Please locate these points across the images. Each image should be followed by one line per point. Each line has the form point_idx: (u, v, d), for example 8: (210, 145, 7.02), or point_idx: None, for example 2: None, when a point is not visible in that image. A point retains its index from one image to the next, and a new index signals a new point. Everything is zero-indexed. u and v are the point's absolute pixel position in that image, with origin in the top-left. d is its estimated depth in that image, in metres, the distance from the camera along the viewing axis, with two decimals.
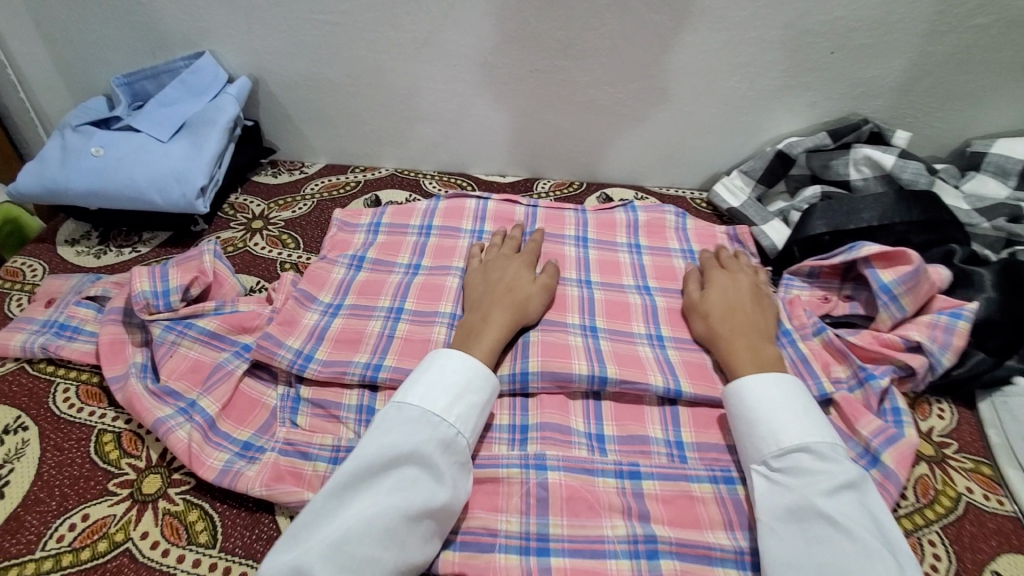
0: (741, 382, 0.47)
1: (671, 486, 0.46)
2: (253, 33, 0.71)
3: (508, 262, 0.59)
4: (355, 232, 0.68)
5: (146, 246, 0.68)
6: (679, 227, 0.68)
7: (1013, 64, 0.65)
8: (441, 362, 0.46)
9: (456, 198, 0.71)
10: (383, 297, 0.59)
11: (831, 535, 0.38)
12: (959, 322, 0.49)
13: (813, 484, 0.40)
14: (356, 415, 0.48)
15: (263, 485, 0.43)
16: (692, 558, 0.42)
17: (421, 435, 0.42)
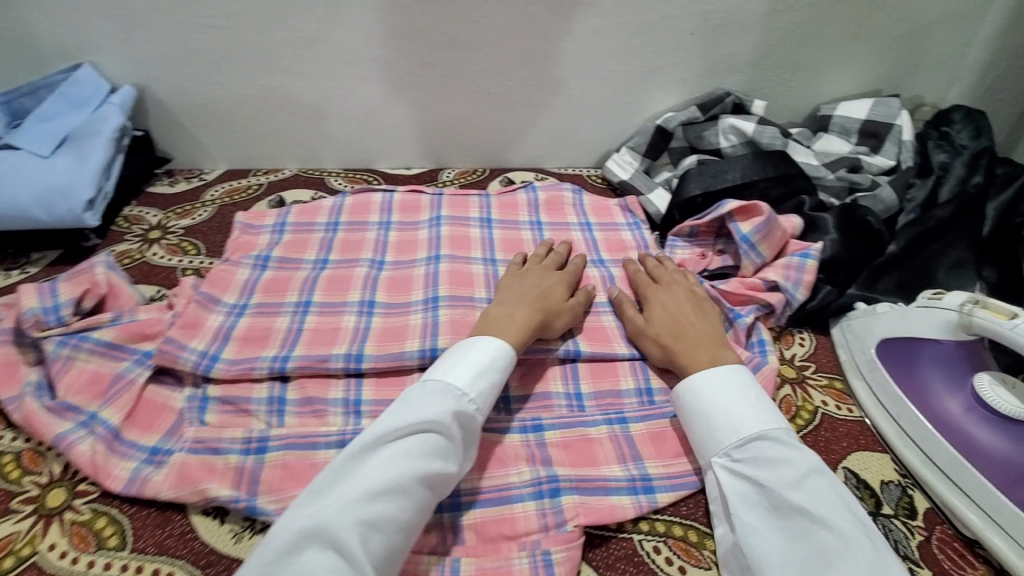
0: (691, 384, 0.46)
1: (571, 432, 0.49)
2: (133, 41, 0.69)
3: (545, 275, 0.57)
4: (260, 229, 0.67)
5: (34, 267, 0.64)
6: (576, 203, 0.73)
7: (845, 35, 0.73)
8: (473, 344, 0.47)
9: (362, 194, 0.72)
10: (290, 292, 0.59)
11: (809, 527, 0.37)
12: (807, 261, 0.57)
13: (778, 475, 0.40)
14: (266, 406, 0.49)
15: (171, 488, 0.43)
16: (590, 491, 0.45)
17: (443, 400, 0.42)
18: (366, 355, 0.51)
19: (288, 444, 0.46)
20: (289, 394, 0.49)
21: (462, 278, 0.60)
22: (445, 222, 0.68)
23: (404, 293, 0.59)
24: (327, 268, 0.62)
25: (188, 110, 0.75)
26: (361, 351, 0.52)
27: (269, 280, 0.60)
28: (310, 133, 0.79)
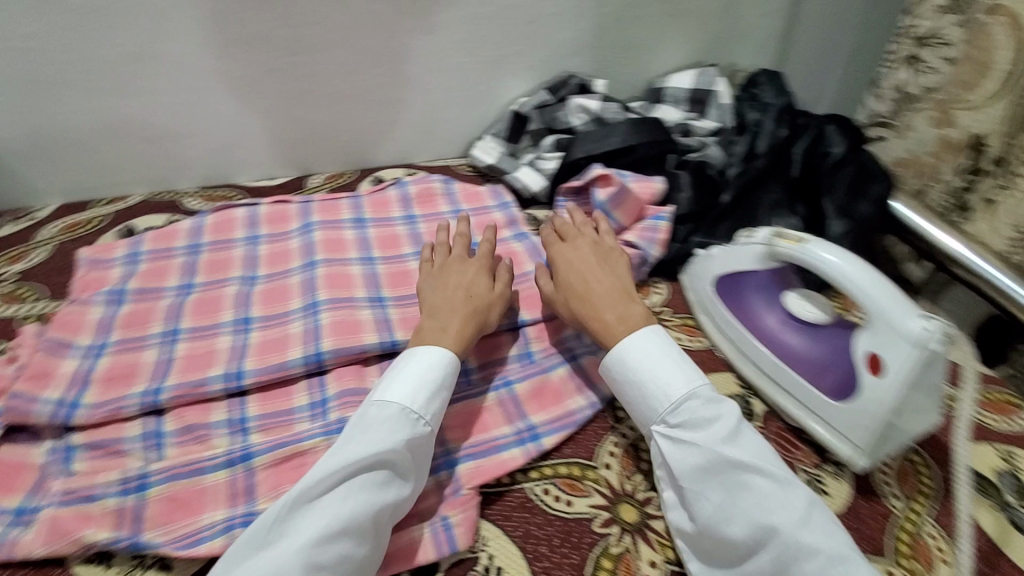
0: (622, 348, 0.50)
1: (459, 406, 0.53)
2: None
3: (460, 269, 0.58)
4: (116, 262, 0.63)
5: None
6: (446, 190, 0.74)
7: (662, 15, 0.82)
8: (414, 356, 0.49)
9: (223, 211, 0.68)
10: (152, 323, 0.56)
11: (741, 483, 0.42)
12: (658, 223, 0.65)
13: (714, 434, 0.45)
14: (142, 443, 0.47)
15: (45, 544, 0.40)
16: (483, 455, 0.49)
17: (399, 433, 0.44)
18: (246, 371, 0.51)
19: (169, 476, 0.45)
20: (167, 421, 0.49)
21: (338, 281, 0.59)
22: (317, 227, 0.67)
23: (280, 304, 0.58)
24: (192, 292, 0.59)
25: (0, 141, 0.68)
26: (241, 368, 0.51)
27: (127, 313, 0.56)
28: (154, 154, 0.73)
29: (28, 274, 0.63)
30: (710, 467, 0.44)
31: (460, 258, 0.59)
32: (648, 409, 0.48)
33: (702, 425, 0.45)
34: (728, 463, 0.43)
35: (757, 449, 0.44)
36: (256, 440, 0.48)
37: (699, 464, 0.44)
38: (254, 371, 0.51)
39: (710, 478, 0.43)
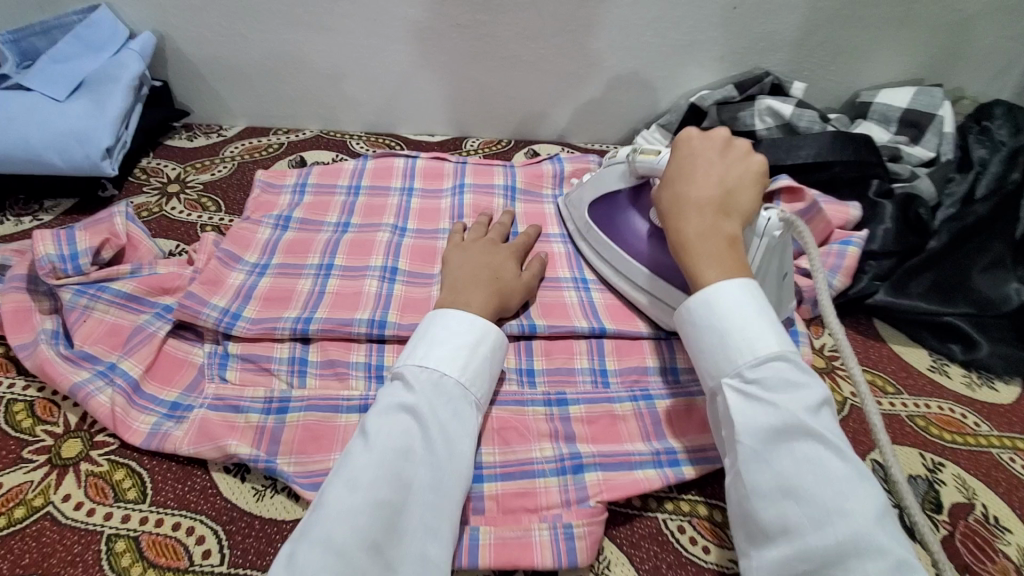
0: (707, 292, 0.46)
1: (680, 402, 0.54)
2: (532, 7, 0.77)
3: (494, 251, 0.62)
4: (544, 203, 0.79)
5: (395, 193, 0.77)
6: (838, 253, 0.65)
7: None
8: (433, 321, 0.50)
9: (581, 163, 0.83)
10: (562, 269, 0.67)
11: (821, 461, 0.38)
12: (847, 249, 0.65)
13: (799, 401, 0.40)
14: (517, 374, 0.56)
15: None
16: (705, 458, 0.50)
17: (431, 401, 0.44)
18: (610, 370, 0.57)
19: (508, 403, 0.53)
20: (534, 346, 0.58)
21: None
22: (597, 289, 0.65)
23: (631, 321, 0.60)
24: (591, 289, 0.64)
25: (534, 57, 0.83)
26: (605, 367, 0.57)
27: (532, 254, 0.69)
28: None
29: (476, 188, 0.78)
30: (776, 433, 0.39)
31: (494, 244, 0.64)
32: (723, 360, 0.44)
33: (832, 480, 0.37)
34: (810, 449, 0.38)
35: (861, 501, 0.36)
36: (583, 448, 0.50)
37: (772, 428, 0.40)
38: (614, 389, 0.56)
39: (819, 533, 0.36)
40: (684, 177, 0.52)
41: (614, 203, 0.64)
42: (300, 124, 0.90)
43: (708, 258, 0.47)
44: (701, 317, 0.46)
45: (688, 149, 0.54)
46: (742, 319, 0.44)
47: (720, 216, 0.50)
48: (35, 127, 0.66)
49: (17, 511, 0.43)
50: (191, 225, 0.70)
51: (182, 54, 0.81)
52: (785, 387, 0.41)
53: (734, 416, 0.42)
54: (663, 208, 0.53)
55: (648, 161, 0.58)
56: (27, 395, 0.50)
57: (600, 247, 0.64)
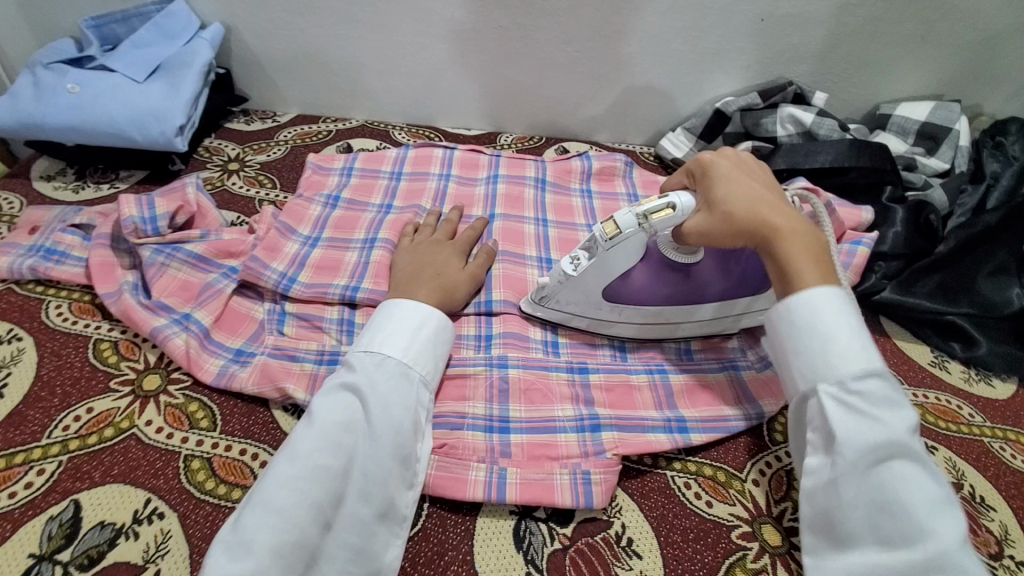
0: (812, 302, 0.47)
1: (693, 377, 0.59)
2: (570, 12, 0.83)
3: (438, 249, 0.65)
4: (571, 196, 0.84)
5: (433, 180, 0.83)
6: (847, 252, 0.69)
7: None
8: (386, 310, 0.54)
9: (608, 160, 0.88)
10: None
11: (912, 479, 0.41)
12: (856, 248, 0.69)
13: (896, 418, 0.43)
14: (542, 344, 0.61)
15: (484, 399, 0.55)
16: (713, 426, 0.55)
17: (372, 380, 0.48)
18: (628, 346, 0.62)
19: (533, 367, 0.58)
20: (559, 321, 0.63)
21: None
22: None
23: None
24: None
25: (569, 59, 0.88)
26: (623, 344, 0.63)
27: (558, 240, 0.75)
28: None
29: (508, 179, 0.84)
30: (878, 447, 0.42)
31: (438, 241, 0.67)
32: (824, 368, 0.45)
33: (923, 499, 0.40)
34: (900, 466, 0.41)
35: (950, 522, 0.40)
36: (601, 411, 0.55)
37: (871, 441, 0.42)
38: (632, 363, 0.61)
39: (908, 548, 0.39)
40: (740, 179, 0.53)
41: (624, 279, 0.56)
42: (347, 114, 0.97)
43: (803, 253, 0.49)
44: (802, 322, 0.47)
45: (730, 165, 0.54)
46: (849, 333, 0.45)
47: (785, 210, 0.52)
48: (119, 104, 0.73)
49: (107, 430, 0.50)
50: (250, 199, 0.77)
51: (246, 45, 0.88)
52: (883, 403, 0.43)
53: (835, 423, 0.43)
54: (736, 212, 0.50)
55: (664, 219, 0.52)
56: (111, 337, 0.57)
57: (636, 315, 0.59)
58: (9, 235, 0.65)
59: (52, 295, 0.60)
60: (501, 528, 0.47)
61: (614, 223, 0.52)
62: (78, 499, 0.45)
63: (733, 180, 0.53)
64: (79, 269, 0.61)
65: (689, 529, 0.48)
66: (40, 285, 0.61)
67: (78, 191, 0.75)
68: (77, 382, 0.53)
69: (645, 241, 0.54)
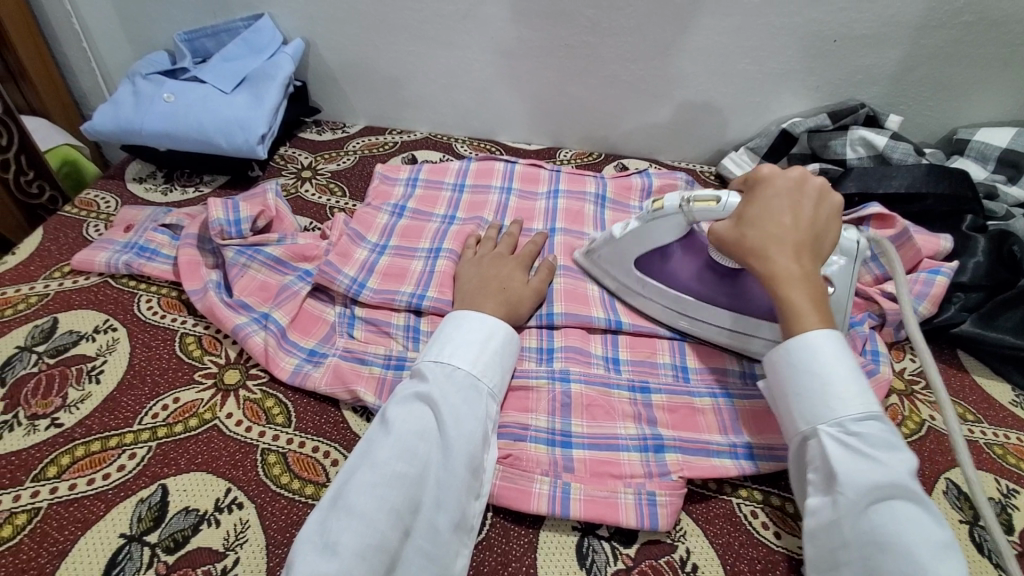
0: (813, 343, 0.48)
1: (757, 403, 0.58)
2: (636, 31, 0.83)
3: (503, 262, 0.66)
4: (630, 213, 0.84)
5: (495, 193, 0.85)
6: (923, 281, 0.67)
7: None
8: (454, 322, 0.55)
9: (669, 178, 0.88)
10: None
11: (918, 520, 0.42)
12: (934, 277, 0.67)
13: (897, 462, 0.44)
14: (603, 361, 0.61)
15: (545, 412, 0.55)
16: (778, 456, 0.53)
17: (443, 390, 0.49)
18: (690, 368, 0.61)
19: (595, 384, 0.58)
20: (620, 339, 0.63)
21: None
22: None
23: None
24: None
25: (633, 77, 0.89)
26: (686, 364, 0.62)
27: None
28: None
29: (569, 194, 0.85)
30: (876, 487, 0.43)
31: (502, 254, 0.68)
32: (824, 407, 0.47)
33: (926, 539, 0.41)
34: (898, 506, 0.43)
35: (952, 562, 0.41)
36: (664, 432, 0.55)
37: (873, 481, 0.43)
38: (695, 384, 0.60)
39: None
40: (772, 213, 0.53)
41: (666, 261, 0.61)
42: (413, 126, 1.00)
43: (805, 300, 0.50)
44: (802, 362, 0.48)
45: (776, 190, 0.54)
46: (849, 374, 0.47)
47: (807, 254, 0.51)
48: (207, 113, 0.78)
49: (192, 420, 0.52)
50: (322, 206, 0.80)
51: (321, 58, 0.92)
52: (883, 446, 0.45)
53: (836, 464, 0.45)
54: (750, 236, 0.52)
55: (707, 209, 0.55)
56: (195, 331, 0.60)
57: (675, 303, 0.62)
58: (107, 232, 0.70)
59: (143, 289, 0.64)
60: (564, 543, 0.47)
61: (663, 202, 0.58)
62: (166, 484, 0.48)
63: (768, 210, 0.53)
64: (167, 266, 0.65)
65: (756, 559, 0.47)
66: (132, 280, 0.65)
67: (167, 193, 0.80)
68: (165, 373, 0.56)
69: (686, 227, 0.58)
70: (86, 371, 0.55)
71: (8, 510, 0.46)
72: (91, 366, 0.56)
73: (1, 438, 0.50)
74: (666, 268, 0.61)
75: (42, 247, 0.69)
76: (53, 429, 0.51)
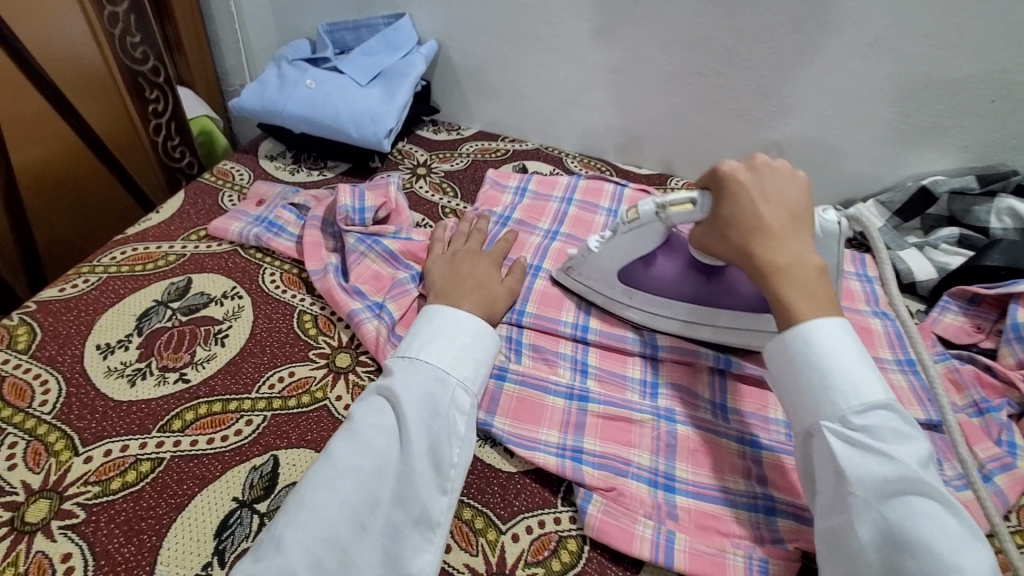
0: (811, 334, 0.46)
1: None
2: (776, 67, 0.80)
3: (473, 258, 0.64)
4: None
5: (603, 213, 0.83)
6: None
7: None
8: (426, 318, 0.54)
9: None
10: None
11: (938, 514, 0.39)
12: None
13: (911, 453, 0.41)
14: (710, 403, 0.57)
15: (648, 451, 0.53)
16: None
17: (408, 386, 0.48)
18: None
19: (701, 429, 0.55)
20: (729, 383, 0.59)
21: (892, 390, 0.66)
22: None
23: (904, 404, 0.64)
24: None
25: (763, 114, 0.85)
26: None
27: None
28: None
29: None
30: (889, 481, 0.40)
31: (470, 247, 0.65)
32: (828, 403, 0.44)
33: (948, 534, 0.39)
34: (917, 502, 0.40)
35: (978, 558, 0.38)
36: (775, 494, 0.51)
37: (886, 477, 0.40)
38: None
39: None
40: (745, 205, 0.51)
41: (647, 266, 0.60)
42: (525, 136, 1.01)
43: (804, 294, 0.48)
44: (802, 356, 0.46)
45: (746, 183, 0.52)
46: (852, 367, 0.44)
47: (794, 241, 0.50)
48: (344, 102, 0.81)
49: (304, 397, 0.54)
50: (434, 205, 0.82)
51: (449, 60, 0.94)
52: (896, 438, 0.42)
53: (842, 461, 0.42)
54: (730, 235, 0.52)
55: (683, 212, 0.55)
56: (312, 310, 0.62)
57: (663, 308, 0.60)
58: (240, 203, 0.75)
59: (268, 263, 0.67)
60: None
61: (636, 210, 0.56)
62: (277, 456, 0.49)
63: (741, 206, 0.52)
64: (292, 244, 0.68)
65: None
66: (259, 252, 0.69)
67: (294, 173, 0.84)
68: (283, 346, 0.58)
69: (664, 232, 0.57)
70: (212, 333, 0.58)
71: (135, 456, 0.48)
72: (217, 329, 0.59)
73: (134, 385, 0.53)
74: (647, 273, 0.60)
75: (183, 209, 0.74)
76: (180, 384, 0.54)
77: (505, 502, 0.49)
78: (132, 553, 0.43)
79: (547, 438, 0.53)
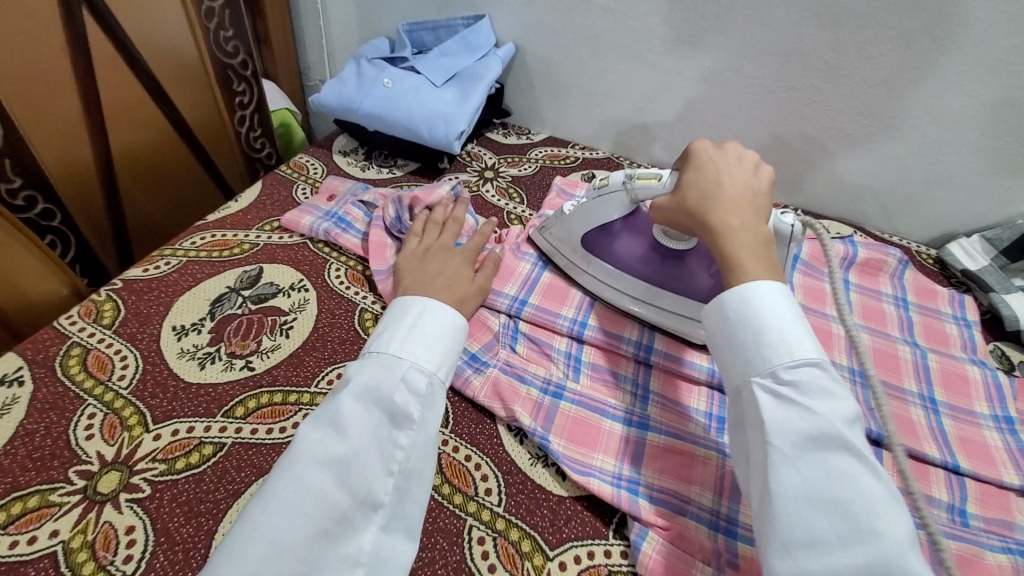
0: (749, 292, 0.45)
1: (963, 547, 0.51)
2: (879, 85, 0.74)
3: (447, 257, 0.62)
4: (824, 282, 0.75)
5: None
6: None
7: None
8: (399, 309, 0.52)
9: (876, 251, 0.77)
10: (907, 379, 0.65)
11: (857, 472, 0.37)
12: None
13: (836, 409, 0.39)
14: None
15: (709, 490, 0.49)
16: None
17: (368, 372, 0.46)
18: None
19: None
20: None
21: (981, 452, 0.59)
22: (948, 417, 0.62)
23: (990, 466, 0.58)
24: (939, 413, 0.62)
25: (859, 134, 0.79)
26: None
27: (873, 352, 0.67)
28: None
29: None
30: (810, 436, 0.38)
31: (446, 245, 0.63)
32: (758, 359, 0.43)
33: (867, 495, 0.36)
34: (839, 463, 0.37)
35: (900, 524, 0.35)
36: None
37: (806, 431, 0.38)
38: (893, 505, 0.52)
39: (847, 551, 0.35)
40: (710, 173, 0.52)
41: (612, 240, 0.63)
42: (595, 144, 0.99)
43: (750, 253, 0.47)
44: (736, 316, 0.45)
45: (715, 158, 0.53)
46: (783, 324, 0.43)
47: (752, 214, 0.50)
48: (418, 102, 0.82)
49: None
50: (500, 210, 0.81)
51: (526, 64, 0.93)
52: (820, 394, 0.40)
53: (763, 411, 0.40)
54: (689, 198, 0.52)
55: (648, 186, 0.56)
56: (373, 309, 0.63)
57: (616, 282, 0.63)
58: (312, 197, 0.76)
59: (334, 258, 0.68)
60: None
61: (608, 177, 0.59)
62: None
63: (705, 173, 0.53)
64: (358, 241, 0.69)
65: None
66: (327, 246, 0.70)
67: (364, 170, 0.85)
68: (344, 343, 0.59)
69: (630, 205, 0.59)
70: (278, 324, 0.60)
71: (199, 438, 0.50)
72: (283, 320, 0.60)
73: (204, 368, 0.55)
74: (610, 249, 0.62)
75: (259, 199, 0.77)
76: (246, 371, 0.55)
77: (553, 527, 0.48)
78: (189, 534, 0.44)
79: (601, 465, 0.51)
